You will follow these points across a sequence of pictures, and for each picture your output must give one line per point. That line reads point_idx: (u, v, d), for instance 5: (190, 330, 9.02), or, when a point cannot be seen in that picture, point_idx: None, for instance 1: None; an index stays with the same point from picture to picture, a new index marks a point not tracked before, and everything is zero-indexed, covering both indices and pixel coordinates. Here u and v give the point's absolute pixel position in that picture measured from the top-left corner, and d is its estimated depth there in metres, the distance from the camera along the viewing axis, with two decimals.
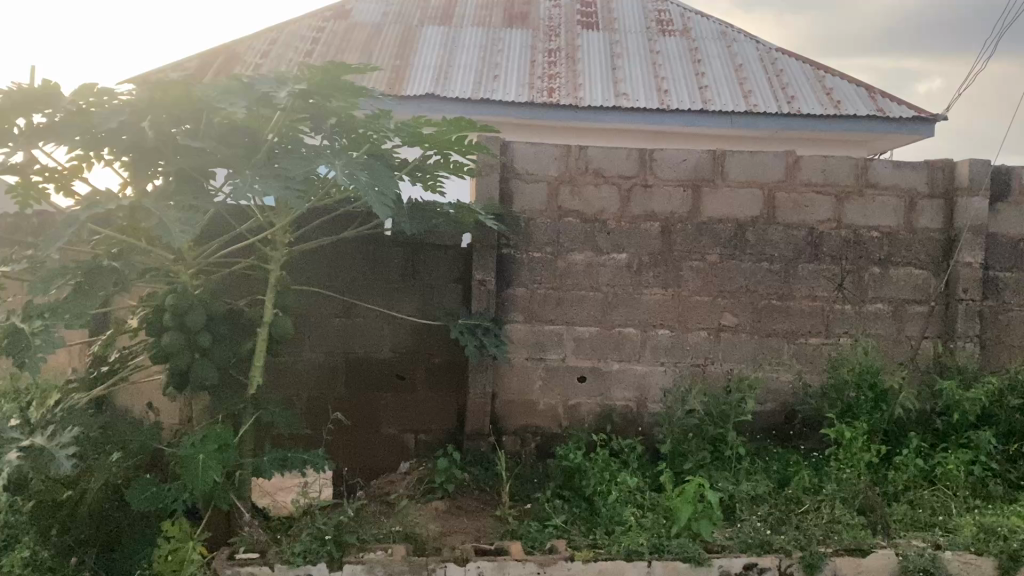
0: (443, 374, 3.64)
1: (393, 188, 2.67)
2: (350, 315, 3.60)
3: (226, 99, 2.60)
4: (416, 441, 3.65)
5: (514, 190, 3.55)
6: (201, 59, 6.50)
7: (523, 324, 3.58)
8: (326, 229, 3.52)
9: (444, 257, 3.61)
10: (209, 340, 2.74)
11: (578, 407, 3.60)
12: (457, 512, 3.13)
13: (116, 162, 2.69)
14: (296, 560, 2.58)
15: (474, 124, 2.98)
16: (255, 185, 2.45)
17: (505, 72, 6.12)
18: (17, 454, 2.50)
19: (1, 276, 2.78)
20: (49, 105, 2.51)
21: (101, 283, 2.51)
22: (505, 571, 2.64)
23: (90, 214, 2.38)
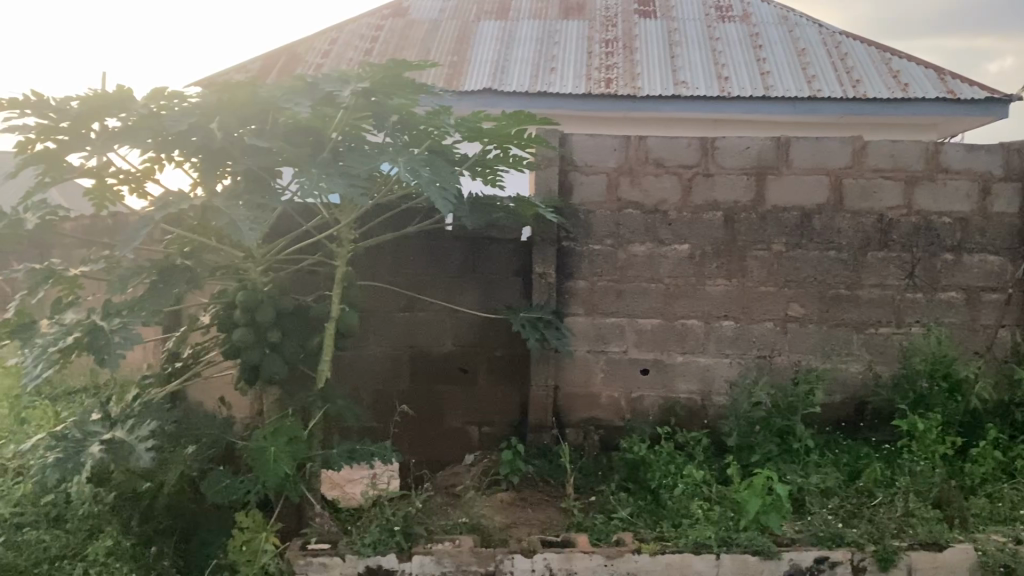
0: (504, 367, 3.66)
1: (454, 183, 2.68)
2: (413, 309, 3.64)
3: (290, 99, 2.64)
4: (480, 434, 3.67)
5: (574, 183, 3.54)
6: (264, 61, 6.65)
7: (585, 317, 3.57)
8: (388, 225, 3.56)
9: (504, 250, 3.62)
10: (278, 336, 2.80)
11: (641, 399, 3.58)
12: (522, 504, 3.14)
13: (187, 163, 2.76)
14: (365, 550, 2.62)
15: (534, 116, 2.96)
16: (321, 182, 2.49)
17: (562, 64, 6.11)
18: (100, 446, 2.60)
19: (80, 276, 2.88)
20: (122, 110, 2.59)
21: (174, 281, 2.62)
22: (573, 563, 2.64)
23: (164, 214, 2.45)
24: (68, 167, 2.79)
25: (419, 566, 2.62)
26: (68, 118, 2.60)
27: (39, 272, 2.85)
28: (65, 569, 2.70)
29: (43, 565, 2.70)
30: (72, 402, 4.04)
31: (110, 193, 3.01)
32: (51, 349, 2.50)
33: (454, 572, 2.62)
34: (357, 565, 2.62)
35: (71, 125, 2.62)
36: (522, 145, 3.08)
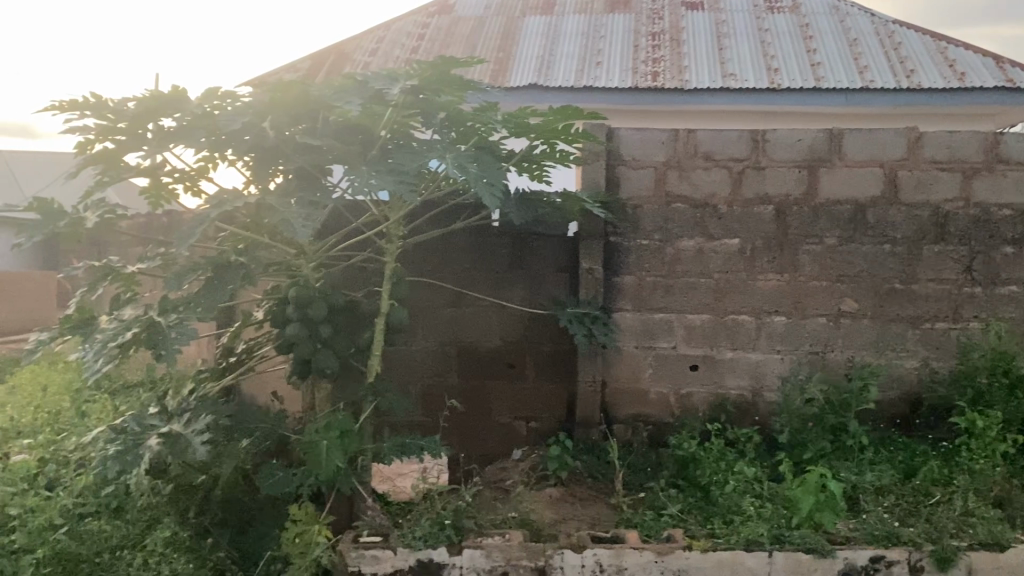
0: (552, 363, 3.65)
1: (501, 179, 2.69)
2: (460, 305, 3.65)
3: (340, 97, 2.67)
4: (527, 429, 3.68)
5: (621, 177, 3.52)
6: (312, 61, 6.73)
7: (632, 312, 3.55)
8: (436, 221, 3.58)
9: (551, 246, 3.61)
10: (330, 331, 2.84)
11: (690, 396, 3.55)
12: (570, 499, 3.14)
13: (239, 161, 2.81)
14: (417, 543, 2.64)
15: (581, 111, 2.95)
16: (372, 179, 2.51)
17: (608, 58, 6.07)
18: (157, 440, 2.66)
19: (138, 273, 2.95)
20: (177, 109, 2.64)
21: (229, 278, 2.66)
22: (623, 559, 2.63)
23: (219, 212, 2.49)
24: (125, 166, 2.86)
25: (469, 559, 2.63)
26: (125, 118, 2.67)
27: (99, 269, 2.93)
28: (124, 557, 2.77)
29: (105, 554, 2.78)
30: (130, 396, 4.14)
31: (166, 191, 3.07)
32: (110, 345, 2.57)
33: (504, 566, 2.63)
34: (409, 558, 2.64)
35: (128, 125, 2.69)
36: (569, 140, 3.07)
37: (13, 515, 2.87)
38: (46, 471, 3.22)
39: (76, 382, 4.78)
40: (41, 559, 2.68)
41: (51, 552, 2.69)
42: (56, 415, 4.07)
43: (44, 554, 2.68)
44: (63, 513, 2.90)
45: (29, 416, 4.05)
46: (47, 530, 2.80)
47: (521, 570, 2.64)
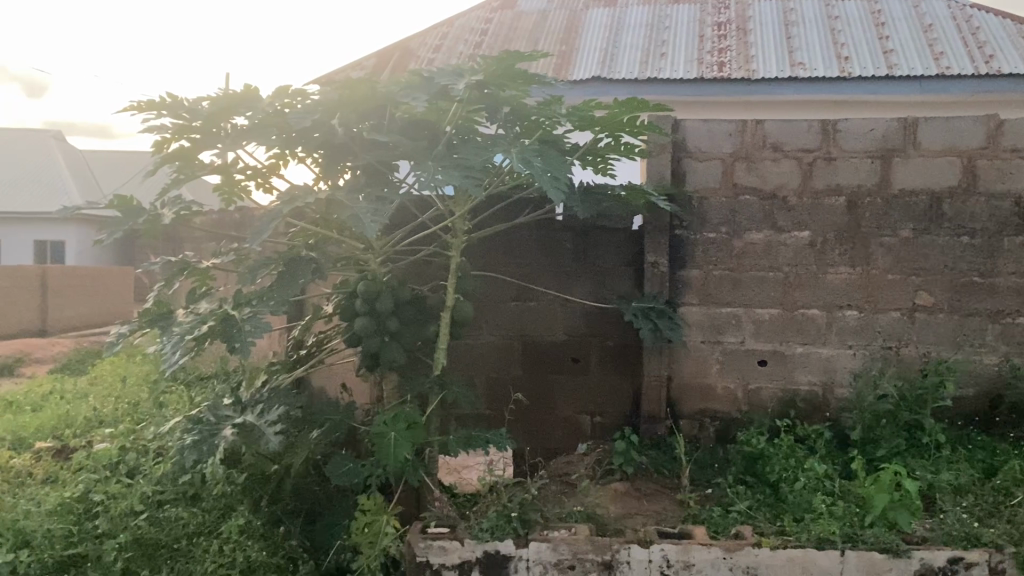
0: (617, 357, 3.63)
1: (566, 173, 2.68)
2: (525, 299, 3.66)
3: (407, 93, 2.71)
4: (592, 423, 3.66)
5: (687, 170, 3.49)
6: (378, 58, 6.83)
7: (699, 307, 3.51)
8: (501, 216, 3.60)
9: (616, 240, 3.59)
10: (397, 324, 2.87)
11: (759, 391, 3.49)
12: (636, 494, 3.12)
13: (310, 158, 2.87)
14: (483, 535, 2.66)
15: (647, 103, 2.89)
16: (438, 175, 2.52)
17: (673, 49, 6.01)
18: (232, 430, 2.74)
19: (213, 268, 3.04)
20: (250, 108, 2.72)
21: (300, 272, 2.71)
22: (690, 555, 2.60)
23: (290, 208, 2.54)
24: (200, 164, 2.95)
25: (535, 552, 2.64)
26: (200, 117, 2.76)
27: (176, 264, 3.02)
28: (200, 544, 2.85)
29: (182, 540, 2.87)
30: (206, 387, 4.27)
31: (239, 187, 3.16)
32: (187, 337, 2.64)
33: (571, 560, 2.63)
34: (476, 550, 2.66)
35: (203, 123, 2.77)
36: (634, 133, 3.04)
37: (96, 501, 3.02)
38: (127, 459, 3.34)
39: (154, 373, 4.95)
40: (122, 544, 2.80)
41: (132, 537, 2.83)
42: (135, 405, 4.22)
43: (124, 539, 2.80)
44: (142, 500, 3.03)
45: (110, 406, 4.21)
46: (127, 516, 2.94)
47: (588, 564, 2.63)
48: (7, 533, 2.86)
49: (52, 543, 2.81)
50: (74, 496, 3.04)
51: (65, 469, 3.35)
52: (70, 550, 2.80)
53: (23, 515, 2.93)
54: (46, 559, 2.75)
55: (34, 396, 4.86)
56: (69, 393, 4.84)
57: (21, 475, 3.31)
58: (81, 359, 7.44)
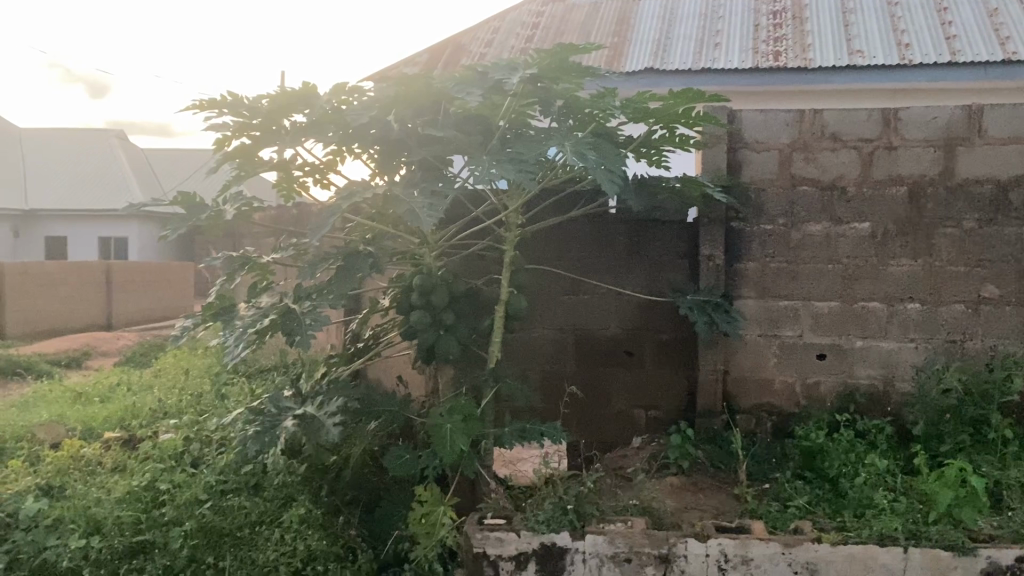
0: (671, 351, 3.61)
1: (621, 166, 2.66)
2: (578, 293, 3.66)
3: (461, 88, 2.73)
4: (647, 417, 3.65)
5: (744, 160, 3.45)
6: (430, 54, 6.87)
7: (756, 300, 3.47)
8: (554, 209, 3.60)
9: (670, 232, 3.57)
10: (452, 318, 2.90)
11: (817, 385, 3.44)
12: (693, 489, 3.10)
13: (366, 154, 2.91)
14: (540, 527, 2.67)
15: (702, 94, 2.86)
16: (492, 169, 2.53)
17: (727, 39, 5.94)
18: (293, 421, 2.82)
19: (274, 263, 3.10)
20: (307, 106, 2.78)
21: (358, 267, 2.76)
22: (748, 550, 2.58)
23: (348, 203, 2.58)
24: (260, 161, 3.01)
25: (592, 545, 2.64)
26: (259, 115, 2.83)
27: (237, 259, 3.09)
28: (263, 533, 2.92)
29: (245, 528, 2.94)
30: (265, 379, 4.36)
31: (298, 183, 3.22)
32: (249, 330, 2.70)
33: (627, 553, 2.62)
34: (532, 542, 2.67)
35: (263, 121, 2.84)
36: (689, 124, 3.00)
37: (163, 489, 3.12)
38: (191, 450, 3.43)
39: (215, 366, 5.07)
40: (189, 531, 2.88)
41: (197, 525, 2.90)
42: (198, 397, 4.32)
43: (191, 527, 2.89)
44: (207, 489, 3.11)
45: (174, 398, 4.32)
46: (194, 503, 3.03)
47: (644, 558, 2.62)
48: (80, 518, 2.97)
49: (122, 530, 2.92)
50: (141, 484, 3.14)
51: (133, 459, 3.45)
52: (139, 537, 2.90)
53: (94, 502, 3.04)
54: (116, 545, 2.85)
55: (101, 388, 5.02)
56: (134, 385, 4.98)
57: (92, 464, 3.42)
58: (144, 352, 7.65)
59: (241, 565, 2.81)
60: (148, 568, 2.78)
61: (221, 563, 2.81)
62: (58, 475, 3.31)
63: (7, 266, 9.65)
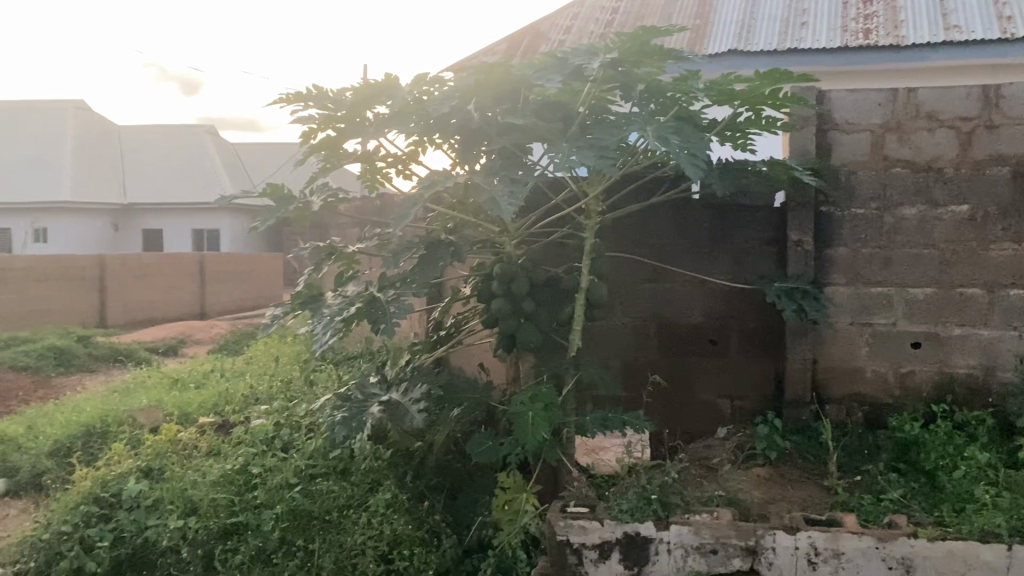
0: (758, 340, 3.54)
1: (705, 150, 2.61)
2: (660, 280, 3.60)
3: (542, 75, 2.72)
4: (733, 408, 3.58)
5: (833, 143, 3.34)
6: (509, 42, 6.89)
7: (846, 286, 3.35)
8: (635, 195, 3.55)
9: (755, 218, 3.49)
10: (533, 306, 2.90)
11: (912, 375, 3.31)
12: (781, 480, 3.03)
13: (447, 144, 2.94)
14: (624, 516, 2.65)
15: (790, 74, 2.77)
16: (572, 156, 2.51)
17: (814, 18, 5.77)
18: (379, 407, 2.89)
19: (359, 253, 3.16)
20: (390, 97, 2.83)
21: (440, 256, 2.78)
22: (839, 543, 2.51)
23: (430, 193, 2.61)
24: (345, 152, 3.08)
25: (677, 535, 2.61)
26: (344, 107, 2.90)
27: (324, 249, 3.17)
28: (351, 516, 2.97)
29: (333, 512, 3.00)
30: (352, 366, 4.45)
31: (381, 173, 3.28)
32: (336, 319, 2.77)
33: (713, 544, 2.58)
34: (616, 531, 2.64)
35: (347, 113, 2.91)
36: (776, 106, 2.91)
37: (255, 473, 3.21)
38: (281, 435, 3.52)
39: (304, 353, 5.19)
40: (279, 515, 2.98)
41: (288, 508, 2.99)
42: (288, 383, 4.44)
43: (281, 510, 2.98)
44: (297, 473, 3.19)
45: (265, 384, 4.45)
46: (283, 487, 3.11)
47: (731, 549, 2.57)
48: (178, 499, 3.11)
49: (217, 511, 3.03)
50: (235, 467, 3.24)
51: (227, 443, 3.57)
52: (233, 518, 3.01)
53: (190, 484, 3.16)
54: (212, 526, 2.97)
55: (196, 374, 5.21)
56: (228, 372, 5.15)
57: (188, 448, 3.54)
58: (235, 340, 7.90)
59: (329, 548, 2.88)
60: (241, 550, 2.89)
61: (310, 546, 2.89)
62: (157, 457, 3.44)
63: (108, 258, 10.09)
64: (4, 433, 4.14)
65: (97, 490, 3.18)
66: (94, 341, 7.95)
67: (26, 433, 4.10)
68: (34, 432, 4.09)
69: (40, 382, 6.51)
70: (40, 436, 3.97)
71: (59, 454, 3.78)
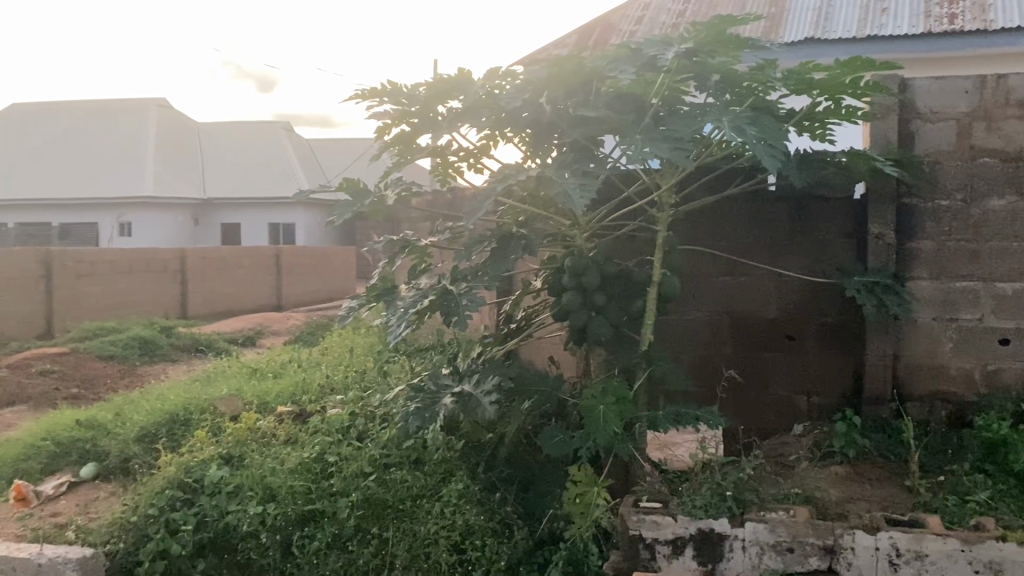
0: (837, 334, 3.45)
1: (782, 141, 2.57)
2: (735, 274, 3.54)
3: (615, 67, 2.72)
4: (809, 404, 3.50)
5: (917, 132, 3.24)
6: (579, 33, 6.89)
7: (930, 281, 3.24)
8: (709, 187, 3.50)
9: (834, 210, 3.41)
10: (605, 300, 2.89)
11: (999, 373, 3.19)
12: (860, 479, 2.96)
13: (519, 137, 2.94)
14: (698, 512, 2.62)
15: (873, 61, 2.69)
16: (646, 148, 2.49)
17: (895, 4, 5.70)
18: (451, 398, 2.92)
19: (433, 247, 3.19)
20: (463, 91, 2.84)
21: (512, 249, 2.79)
22: (923, 545, 2.43)
23: (503, 186, 2.61)
24: (419, 147, 3.11)
25: (752, 532, 2.57)
26: (418, 102, 2.93)
27: (398, 242, 3.21)
28: (424, 506, 3.02)
29: (407, 501, 3.05)
30: (424, 357, 4.52)
31: (455, 167, 3.31)
32: (411, 311, 2.81)
33: (789, 543, 2.54)
34: (689, 526, 2.62)
35: (421, 108, 2.93)
36: (858, 94, 2.82)
37: (331, 461, 3.28)
38: (356, 424, 3.59)
39: (377, 343, 5.29)
40: (354, 502, 3.04)
41: (363, 497, 3.06)
42: (362, 373, 4.53)
43: (356, 498, 3.05)
44: (371, 462, 3.24)
45: (340, 374, 4.54)
46: (359, 476, 3.17)
47: (808, 548, 2.52)
48: (257, 486, 3.19)
49: (295, 498, 3.11)
50: (311, 455, 3.32)
51: (304, 432, 3.65)
52: (310, 505, 3.08)
53: (269, 471, 3.24)
54: (290, 512, 3.06)
55: (274, 364, 5.34)
56: (304, 362, 5.27)
57: (267, 436, 3.64)
58: (310, 331, 8.09)
59: (403, 537, 2.95)
60: (318, 536, 2.98)
61: (385, 534, 2.97)
62: (238, 445, 3.54)
63: (189, 251, 10.42)
64: (93, 418, 4.31)
65: (180, 475, 3.30)
66: (176, 331, 8.22)
67: (114, 419, 4.27)
68: (121, 418, 4.26)
69: (125, 371, 6.76)
70: (127, 422, 4.12)
71: (145, 440, 3.92)
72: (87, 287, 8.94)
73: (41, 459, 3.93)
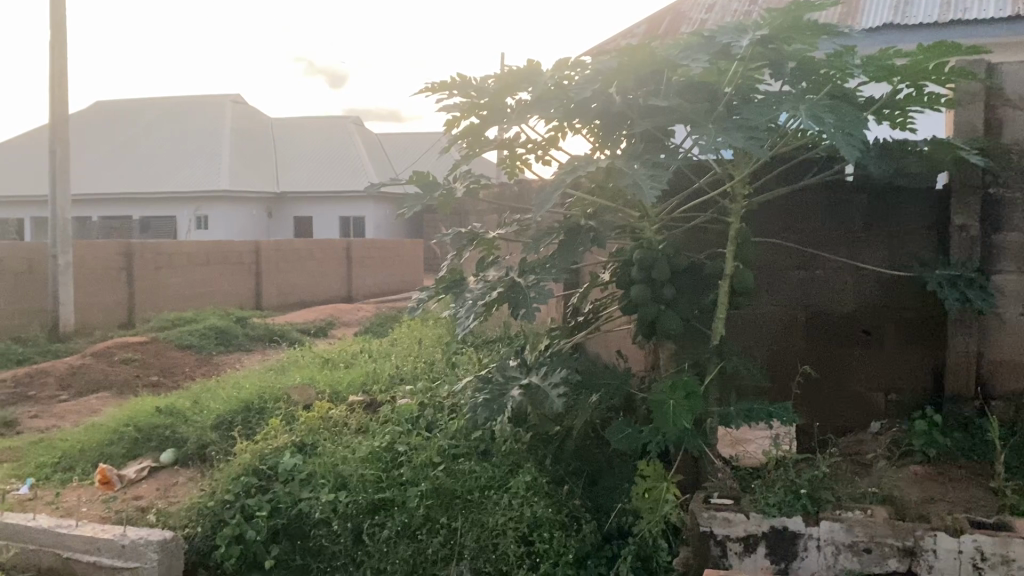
0: (916, 330, 3.36)
1: (862, 129, 2.49)
2: (810, 267, 3.44)
3: (686, 55, 2.68)
4: (887, 402, 3.40)
5: (1005, 119, 3.11)
6: (648, 24, 6.85)
7: (1018, 275, 3.10)
8: (782, 178, 3.42)
9: (913, 202, 3.30)
10: (674, 293, 2.86)
11: None
12: (941, 479, 2.86)
13: (589, 127, 2.92)
14: (771, 510, 2.57)
15: (959, 45, 2.58)
16: (719, 138, 2.44)
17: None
18: (519, 390, 2.93)
19: (501, 240, 3.19)
20: (532, 82, 2.82)
21: (581, 241, 2.77)
22: (1010, 548, 2.34)
23: (572, 178, 2.59)
24: (488, 139, 3.11)
25: (827, 532, 2.51)
26: (487, 94, 2.92)
27: (466, 235, 3.22)
28: (491, 497, 3.03)
29: (475, 492, 3.07)
30: (492, 349, 4.54)
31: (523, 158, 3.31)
32: (479, 303, 2.83)
33: (867, 543, 2.47)
34: (762, 524, 2.57)
35: (490, 101, 2.92)
36: (941, 80, 2.72)
37: (401, 451, 3.33)
38: (425, 415, 3.63)
39: (445, 335, 5.33)
40: (424, 492, 3.07)
41: (431, 486, 3.08)
42: (431, 364, 4.57)
43: (425, 488, 3.08)
44: (440, 452, 3.27)
45: (409, 365, 4.60)
46: (428, 465, 3.20)
47: (886, 549, 2.46)
48: (329, 474, 3.25)
49: (365, 486, 3.16)
50: (382, 444, 3.37)
51: (375, 421, 3.71)
52: (379, 494, 3.12)
53: (341, 459, 3.30)
54: (360, 501, 3.11)
55: (344, 354, 5.43)
56: (374, 353, 5.35)
57: (339, 424, 3.70)
58: (380, 322, 8.21)
59: (472, 527, 2.98)
60: (389, 524, 3.03)
61: (453, 524, 3.00)
62: (311, 433, 3.61)
63: (263, 244, 10.67)
64: (173, 405, 4.45)
65: (255, 462, 3.38)
66: (250, 322, 8.44)
67: (191, 406, 4.40)
68: (199, 405, 4.38)
69: (202, 360, 6.97)
70: (204, 409, 4.25)
71: (221, 427, 4.03)
72: (166, 278, 9.23)
73: (124, 444, 4.07)
